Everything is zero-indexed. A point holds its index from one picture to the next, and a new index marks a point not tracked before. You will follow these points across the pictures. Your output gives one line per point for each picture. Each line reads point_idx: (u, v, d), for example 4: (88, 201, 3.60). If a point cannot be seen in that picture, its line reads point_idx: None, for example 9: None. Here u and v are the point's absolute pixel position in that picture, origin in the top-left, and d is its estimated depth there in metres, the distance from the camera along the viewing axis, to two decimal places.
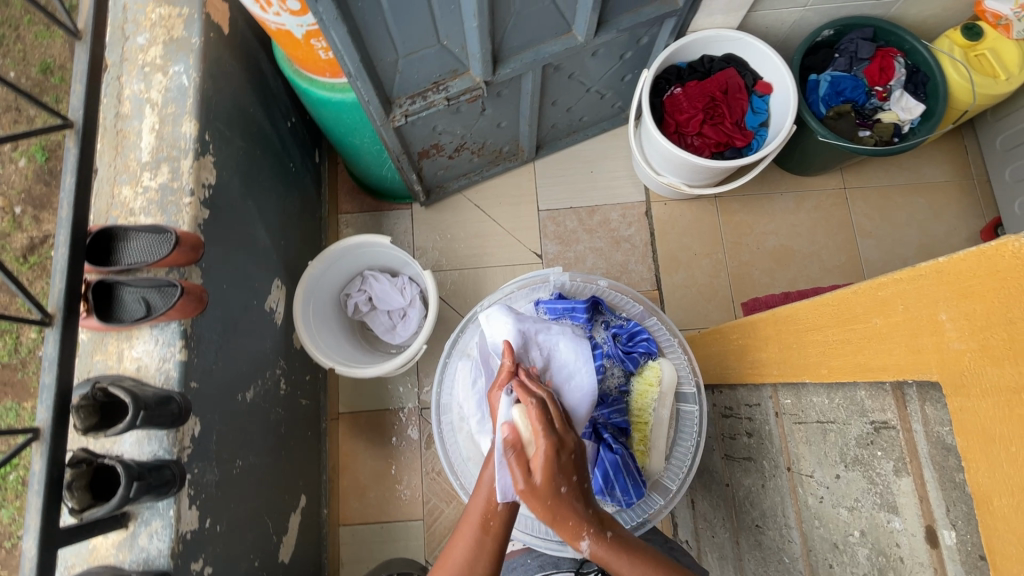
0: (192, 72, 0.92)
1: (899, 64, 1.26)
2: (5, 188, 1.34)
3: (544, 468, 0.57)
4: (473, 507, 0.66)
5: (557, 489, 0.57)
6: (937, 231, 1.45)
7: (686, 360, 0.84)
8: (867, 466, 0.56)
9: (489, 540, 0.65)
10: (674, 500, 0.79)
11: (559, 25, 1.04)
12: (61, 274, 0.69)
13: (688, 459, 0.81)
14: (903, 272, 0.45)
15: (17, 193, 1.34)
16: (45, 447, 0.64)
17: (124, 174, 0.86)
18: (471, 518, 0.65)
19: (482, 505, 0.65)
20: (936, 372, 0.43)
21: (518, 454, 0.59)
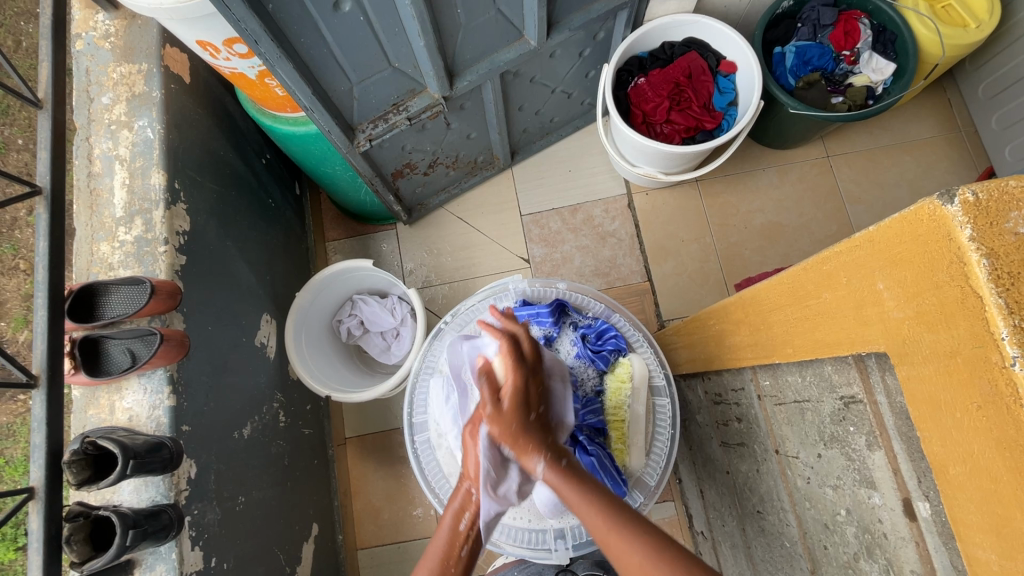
0: (156, 125, 0.94)
1: (864, 25, 1.24)
2: (25, 250, 1.36)
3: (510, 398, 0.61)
4: (432, 547, 0.61)
5: (524, 418, 0.61)
6: (929, 188, 1.41)
7: (654, 354, 0.85)
8: (844, 443, 0.55)
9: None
10: (655, 496, 0.79)
11: (509, 32, 1.04)
12: (42, 336, 0.72)
13: (665, 453, 0.81)
14: (842, 243, 0.45)
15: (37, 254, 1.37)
16: (40, 505, 0.66)
17: (101, 231, 0.89)
18: (430, 556, 0.60)
19: (444, 543, 0.61)
20: (883, 343, 0.42)
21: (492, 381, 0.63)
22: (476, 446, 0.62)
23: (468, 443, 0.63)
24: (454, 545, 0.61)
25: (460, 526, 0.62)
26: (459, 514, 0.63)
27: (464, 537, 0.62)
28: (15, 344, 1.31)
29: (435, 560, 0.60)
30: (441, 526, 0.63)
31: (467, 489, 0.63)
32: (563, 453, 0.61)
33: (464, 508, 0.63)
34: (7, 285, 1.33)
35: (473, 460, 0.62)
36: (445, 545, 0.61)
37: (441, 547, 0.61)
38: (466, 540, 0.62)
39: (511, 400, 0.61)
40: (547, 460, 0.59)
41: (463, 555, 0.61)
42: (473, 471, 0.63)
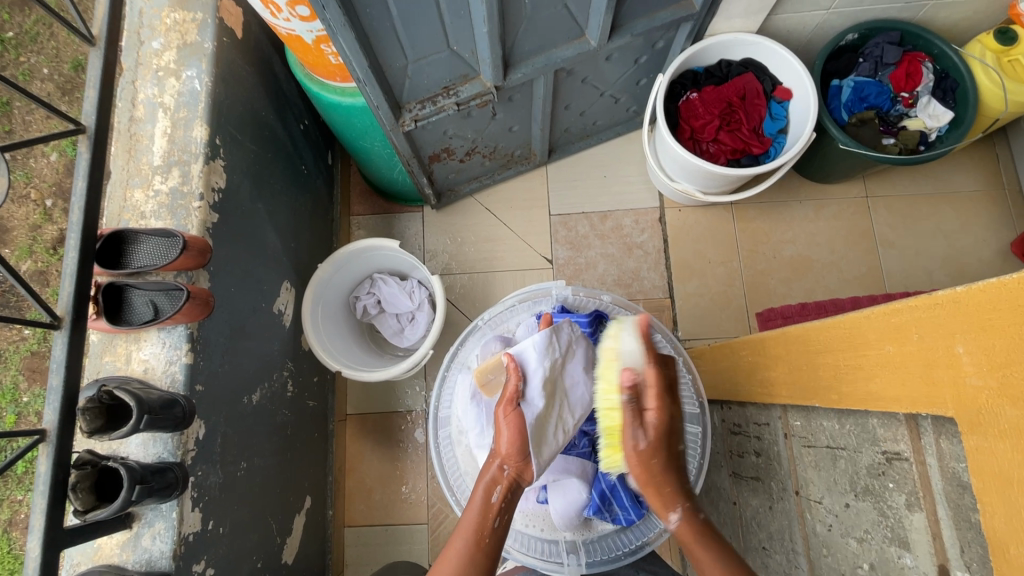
0: (204, 77, 0.92)
1: (927, 69, 1.21)
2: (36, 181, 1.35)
3: (660, 426, 0.64)
4: (465, 522, 0.62)
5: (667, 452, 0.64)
6: (964, 242, 1.39)
7: (690, 379, 0.83)
8: (878, 498, 0.53)
9: (482, 555, 0.60)
10: None
11: (571, 29, 1.02)
12: (70, 278, 0.70)
13: (691, 480, 0.79)
14: (919, 298, 0.43)
15: (48, 187, 1.35)
16: (51, 449, 0.64)
17: (136, 177, 0.87)
18: (465, 530, 0.62)
19: (477, 517, 0.62)
20: (952, 408, 0.40)
21: (639, 402, 0.65)
22: (513, 425, 0.66)
23: (503, 421, 0.67)
24: (487, 516, 0.62)
25: (493, 499, 0.63)
26: (491, 487, 0.64)
27: (496, 510, 0.62)
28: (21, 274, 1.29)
29: (469, 535, 0.61)
30: (473, 500, 0.64)
31: (499, 466, 0.66)
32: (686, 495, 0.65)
33: (496, 481, 0.65)
34: (17, 213, 1.32)
35: (507, 438, 0.66)
36: (479, 515, 0.62)
37: (474, 521, 0.62)
38: (498, 512, 0.63)
39: (657, 434, 0.64)
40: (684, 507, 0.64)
41: (495, 527, 0.62)
42: (507, 450, 0.66)
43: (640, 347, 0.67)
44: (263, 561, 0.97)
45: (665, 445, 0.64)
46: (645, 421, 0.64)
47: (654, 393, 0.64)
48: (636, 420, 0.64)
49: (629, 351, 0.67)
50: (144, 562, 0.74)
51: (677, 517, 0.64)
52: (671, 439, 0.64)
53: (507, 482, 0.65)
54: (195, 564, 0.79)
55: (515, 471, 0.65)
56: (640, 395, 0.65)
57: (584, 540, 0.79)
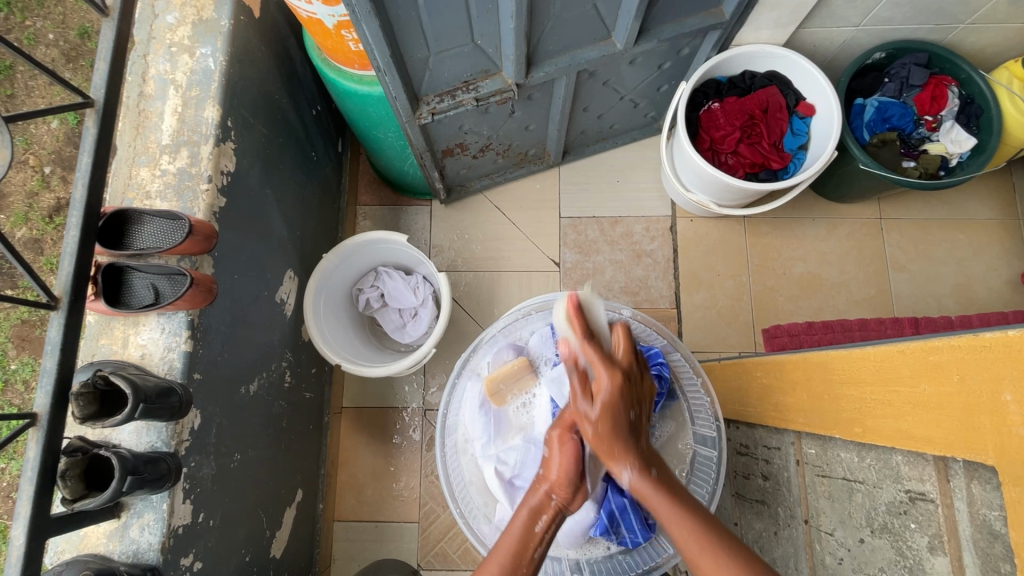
0: (219, 56, 0.89)
1: (952, 93, 1.20)
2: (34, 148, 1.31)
3: (608, 397, 0.62)
4: (503, 545, 0.62)
5: (626, 414, 0.63)
6: (976, 270, 1.38)
7: (707, 403, 0.81)
8: (897, 537, 0.52)
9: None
10: None
11: (598, 31, 1.00)
12: (70, 256, 0.68)
13: (702, 504, 0.77)
14: (962, 339, 0.41)
15: (46, 154, 1.31)
16: (41, 434, 0.62)
17: (143, 155, 0.85)
18: (505, 550, 0.61)
19: (517, 540, 0.62)
20: (994, 456, 0.39)
21: (583, 376, 0.65)
22: (566, 454, 0.66)
23: (556, 449, 0.67)
24: (529, 544, 0.62)
25: (536, 527, 0.63)
26: (536, 515, 0.64)
27: (539, 539, 0.62)
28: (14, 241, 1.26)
29: (507, 559, 0.61)
30: (515, 525, 0.63)
31: (546, 494, 0.65)
32: (650, 463, 0.63)
33: (540, 510, 0.64)
34: (13, 180, 1.28)
35: (558, 466, 0.65)
36: (520, 540, 0.62)
37: (514, 543, 0.62)
38: (540, 541, 0.62)
39: (608, 405, 0.62)
40: (637, 467, 0.62)
41: (535, 556, 0.62)
42: (556, 476, 0.65)
43: (570, 324, 0.68)
44: (251, 554, 0.95)
45: (616, 417, 0.63)
46: (593, 393, 0.64)
47: (598, 365, 0.64)
48: (583, 392, 0.64)
49: (561, 325, 0.69)
50: (131, 553, 0.72)
51: (629, 476, 0.62)
52: (620, 408, 0.63)
53: (552, 511, 0.64)
54: (183, 557, 0.77)
55: (561, 501, 0.65)
56: (584, 369, 0.65)
57: (588, 560, 0.78)
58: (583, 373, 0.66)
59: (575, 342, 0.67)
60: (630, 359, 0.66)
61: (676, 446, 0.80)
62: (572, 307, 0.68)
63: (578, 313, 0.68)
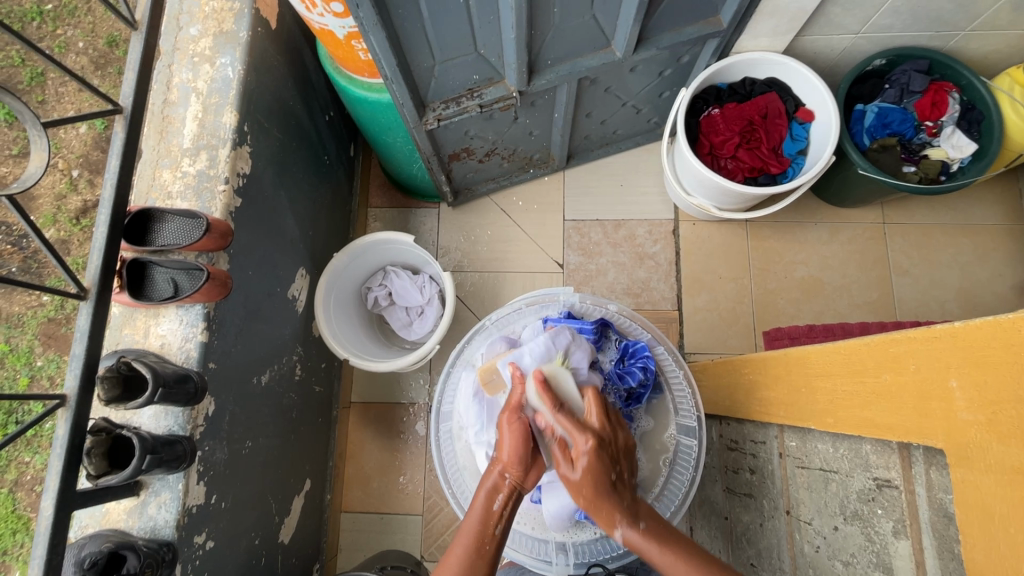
0: (237, 65, 0.95)
1: (953, 99, 1.21)
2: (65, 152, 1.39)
3: (588, 462, 0.65)
4: (467, 526, 0.65)
5: (608, 476, 0.65)
6: (980, 275, 1.38)
7: (689, 394, 0.84)
8: (866, 523, 0.54)
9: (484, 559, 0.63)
10: None
11: (598, 40, 1.04)
12: (98, 251, 0.73)
13: (682, 493, 0.80)
14: (917, 330, 0.44)
15: (76, 157, 1.39)
16: (69, 414, 0.67)
17: (166, 158, 0.90)
18: (467, 533, 0.65)
19: (478, 521, 0.66)
20: (943, 440, 0.41)
21: (562, 446, 0.68)
22: (515, 433, 0.69)
23: (506, 429, 0.70)
24: (488, 522, 0.66)
25: (494, 506, 0.67)
26: (492, 495, 0.68)
27: (497, 516, 0.66)
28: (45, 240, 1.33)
29: (469, 540, 0.64)
30: (475, 506, 0.67)
31: (500, 474, 0.69)
32: (642, 516, 0.65)
33: (496, 489, 0.68)
34: (44, 182, 1.36)
35: (509, 446, 0.69)
36: (480, 522, 0.65)
37: (475, 525, 0.65)
38: (499, 519, 0.66)
39: (585, 469, 0.65)
40: (628, 523, 0.64)
41: (496, 534, 0.65)
42: (507, 457, 0.69)
43: (541, 398, 0.71)
44: (260, 538, 1.00)
45: (599, 482, 0.65)
46: (574, 460, 0.67)
47: (573, 433, 0.67)
48: (565, 459, 0.68)
49: (535, 403, 0.72)
50: (148, 530, 0.77)
51: (623, 532, 0.64)
52: (600, 472, 0.65)
53: (508, 489, 0.68)
54: (196, 536, 0.81)
55: (515, 479, 0.69)
56: (563, 439, 0.69)
57: (573, 542, 0.81)
58: (562, 443, 0.69)
59: (549, 415, 0.70)
60: (603, 423, 0.70)
61: (660, 436, 0.83)
62: (540, 383, 0.72)
63: (546, 389, 0.72)
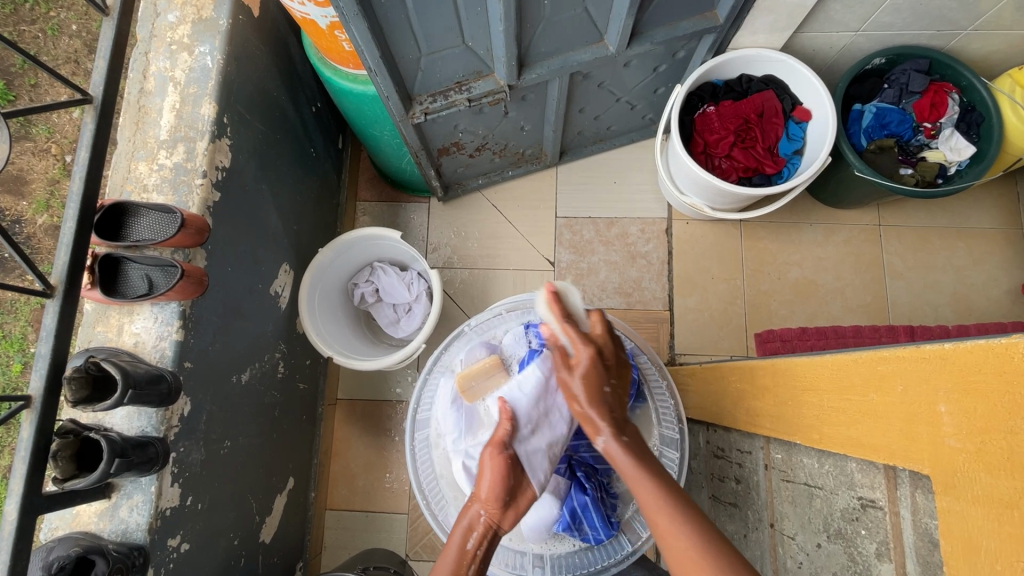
0: (217, 54, 0.92)
1: (953, 100, 1.18)
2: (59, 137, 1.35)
3: (587, 369, 0.67)
4: (440, 568, 0.63)
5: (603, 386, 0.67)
6: (974, 280, 1.37)
7: (671, 404, 0.83)
8: (849, 542, 0.53)
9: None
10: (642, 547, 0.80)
11: (590, 33, 1.01)
12: (66, 247, 0.71)
13: None
14: (906, 350, 0.42)
15: (69, 142, 1.36)
16: (34, 416, 0.65)
17: (142, 150, 0.88)
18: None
19: (452, 562, 0.63)
20: (929, 466, 0.40)
21: (562, 353, 0.69)
22: (495, 470, 0.67)
23: (486, 463, 0.68)
24: (462, 563, 0.63)
25: (469, 545, 0.64)
26: (468, 533, 0.65)
27: (472, 556, 0.64)
28: (33, 226, 1.30)
29: None
30: (450, 546, 0.64)
31: (476, 512, 0.66)
32: (626, 429, 0.66)
33: (471, 527, 0.65)
34: (36, 166, 1.32)
35: (488, 483, 0.66)
36: (454, 562, 0.63)
37: (449, 567, 0.63)
38: (473, 559, 0.64)
39: (586, 374, 0.67)
40: (613, 434, 0.65)
41: (469, 573, 0.63)
42: (486, 494, 0.66)
43: (548, 308, 0.72)
44: (239, 538, 0.98)
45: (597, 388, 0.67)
46: (573, 367, 0.68)
47: (577, 343, 0.68)
48: (565, 365, 0.68)
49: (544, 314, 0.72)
50: (119, 532, 0.75)
51: (607, 441, 0.65)
52: (597, 381, 0.67)
53: (483, 529, 0.65)
54: (169, 538, 0.80)
55: (491, 518, 0.66)
56: (565, 347, 0.70)
57: (551, 556, 0.80)
58: (562, 350, 0.70)
59: (554, 326, 0.71)
60: (605, 335, 0.70)
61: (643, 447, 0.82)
62: (550, 294, 0.71)
63: (556, 300, 0.72)
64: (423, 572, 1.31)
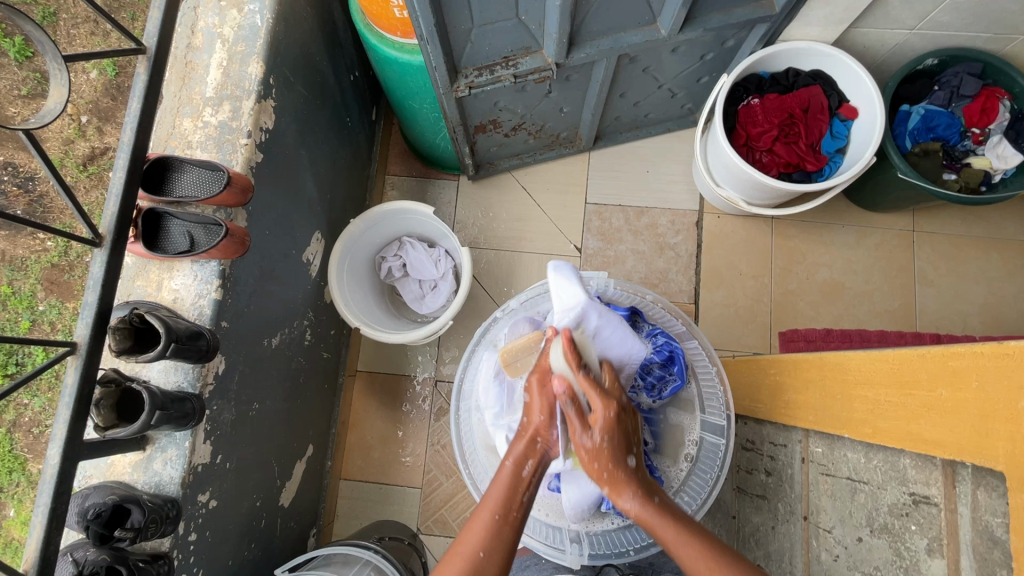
0: (266, 13, 0.90)
1: (1004, 106, 1.16)
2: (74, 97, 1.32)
3: (605, 435, 0.69)
4: (490, 495, 0.67)
5: (615, 464, 0.69)
6: (1006, 292, 1.35)
7: (720, 392, 0.85)
8: (895, 537, 0.53)
9: (509, 524, 0.65)
10: None
11: (643, 15, 0.99)
12: (115, 196, 0.70)
13: (703, 492, 0.81)
14: (986, 346, 0.42)
15: (86, 103, 1.33)
16: (80, 362, 0.65)
17: (187, 106, 0.87)
18: (491, 501, 0.66)
19: (504, 490, 0.67)
20: (1004, 462, 0.41)
21: (579, 412, 0.71)
22: (544, 394, 0.73)
23: (535, 392, 0.74)
24: (516, 486, 0.68)
25: (523, 472, 0.69)
26: (521, 461, 0.70)
27: (526, 482, 0.68)
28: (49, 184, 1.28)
29: (496, 504, 0.66)
30: (503, 472, 0.69)
31: (531, 441, 0.71)
32: (652, 492, 0.69)
33: (526, 457, 0.70)
34: (52, 126, 1.30)
35: (539, 407, 0.73)
36: (509, 486, 0.68)
37: (500, 495, 0.67)
38: (527, 486, 0.68)
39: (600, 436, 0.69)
40: (639, 497, 0.67)
41: (523, 500, 0.67)
42: (540, 423, 0.72)
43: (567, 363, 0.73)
44: (261, 500, 0.99)
45: (614, 453, 0.69)
46: (591, 425, 0.70)
47: (595, 399, 0.70)
48: (580, 425, 0.70)
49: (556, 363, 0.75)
50: (153, 484, 0.76)
51: (631, 504, 0.68)
52: (615, 449, 0.69)
53: (537, 455, 0.70)
54: (200, 494, 0.81)
55: (546, 443, 0.71)
56: (581, 406, 0.72)
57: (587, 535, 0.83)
58: (579, 409, 0.71)
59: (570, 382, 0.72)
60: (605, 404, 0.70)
61: (684, 433, 0.85)
62: (567, 343, 0.73)
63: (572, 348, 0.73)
64: (433, 547, 1.31)
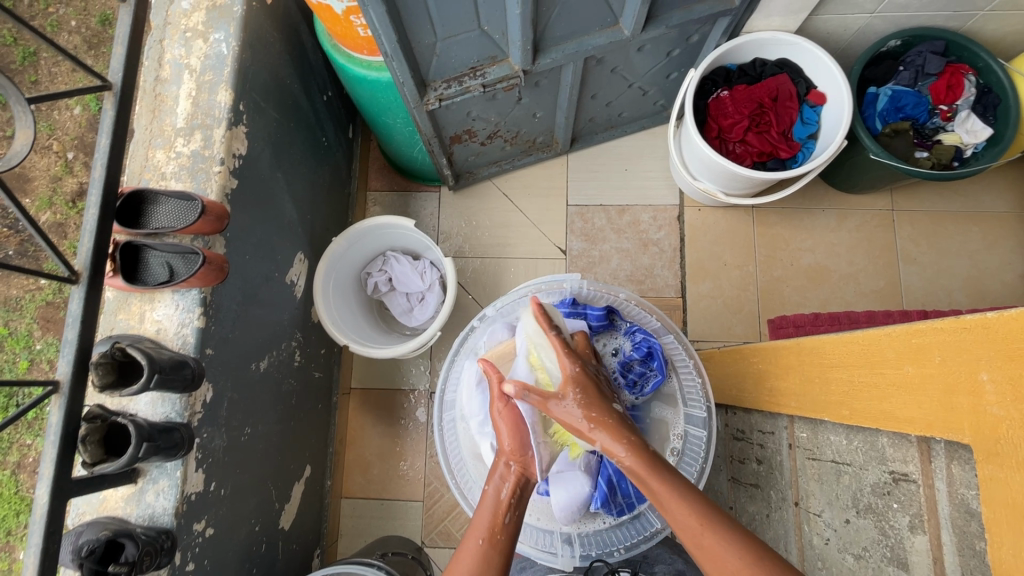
0: (231, 41, 0.91)
1: (969, 82, 1.17)
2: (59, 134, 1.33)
3: (575, 385, 0.73)
4: (479, 520, 0.67)
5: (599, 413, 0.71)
6: (988, 264, 1.36)
7: (700, 384, 0.85)
8: (880, 517, 0.54)
9: (496, 549, 0.65)
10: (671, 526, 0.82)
11: (605, 16, 1.00)
12: (90, 233, 0.70)
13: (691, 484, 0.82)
14: (944, 321, 0.43)
15: (70, 140, 1.33)
16: (63, 400, 0.65)
17: (159, 138, 0.87)
18: (477, 526, 0.66)
19: (489, 514, 0.68)
20: (969, 434, 0.41)
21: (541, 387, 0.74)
22: (510, 422, 0.75)
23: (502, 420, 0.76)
24: (498, 511, 0.68)
25: (503, 495, 0.70)
26: (501, 485, 0.71)
27: (507, 505, 0.68)
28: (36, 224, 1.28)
29: (481, 529, 0.66)
30: (486, 495, 0.70)
31: (506, 464, 0.73)
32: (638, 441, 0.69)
33: (504, 479, 0.72)
34: (39, 164, 1.30)
35: (508, 436, 0.75)
36: (492, 512, 0.68)
37: (487, 519, 0.67)
38: (509, 506, 0.69)
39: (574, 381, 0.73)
40: (628, 444, 0.68)
41: (507, 522, 0.67)
42: (510, 446, 0.74)
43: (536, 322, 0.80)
44: (260, 524, 0.99)
45: (591, 402, 0.72)
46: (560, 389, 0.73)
47: (561, 357, 0.76)
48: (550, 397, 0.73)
49: (530, 329, 0.81)
50: (146, 517, 0.76)
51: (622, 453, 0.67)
52: (592, 397, 0.72)
53: (514, 476, 0.72)
54: (195, 522, 0.81)
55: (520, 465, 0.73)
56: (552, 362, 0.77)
57: (579, 535, 0.84)
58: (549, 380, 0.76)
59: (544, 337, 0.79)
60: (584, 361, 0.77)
61: (668, 428, 0.85)
62: (536, 309, 0.81)
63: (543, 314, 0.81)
64: (438, 559, 1.31)
